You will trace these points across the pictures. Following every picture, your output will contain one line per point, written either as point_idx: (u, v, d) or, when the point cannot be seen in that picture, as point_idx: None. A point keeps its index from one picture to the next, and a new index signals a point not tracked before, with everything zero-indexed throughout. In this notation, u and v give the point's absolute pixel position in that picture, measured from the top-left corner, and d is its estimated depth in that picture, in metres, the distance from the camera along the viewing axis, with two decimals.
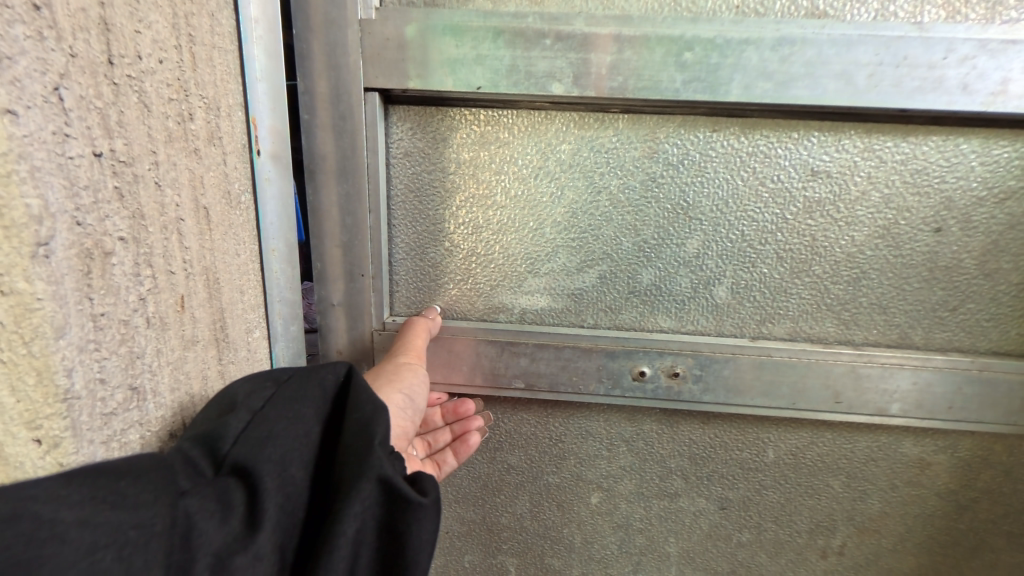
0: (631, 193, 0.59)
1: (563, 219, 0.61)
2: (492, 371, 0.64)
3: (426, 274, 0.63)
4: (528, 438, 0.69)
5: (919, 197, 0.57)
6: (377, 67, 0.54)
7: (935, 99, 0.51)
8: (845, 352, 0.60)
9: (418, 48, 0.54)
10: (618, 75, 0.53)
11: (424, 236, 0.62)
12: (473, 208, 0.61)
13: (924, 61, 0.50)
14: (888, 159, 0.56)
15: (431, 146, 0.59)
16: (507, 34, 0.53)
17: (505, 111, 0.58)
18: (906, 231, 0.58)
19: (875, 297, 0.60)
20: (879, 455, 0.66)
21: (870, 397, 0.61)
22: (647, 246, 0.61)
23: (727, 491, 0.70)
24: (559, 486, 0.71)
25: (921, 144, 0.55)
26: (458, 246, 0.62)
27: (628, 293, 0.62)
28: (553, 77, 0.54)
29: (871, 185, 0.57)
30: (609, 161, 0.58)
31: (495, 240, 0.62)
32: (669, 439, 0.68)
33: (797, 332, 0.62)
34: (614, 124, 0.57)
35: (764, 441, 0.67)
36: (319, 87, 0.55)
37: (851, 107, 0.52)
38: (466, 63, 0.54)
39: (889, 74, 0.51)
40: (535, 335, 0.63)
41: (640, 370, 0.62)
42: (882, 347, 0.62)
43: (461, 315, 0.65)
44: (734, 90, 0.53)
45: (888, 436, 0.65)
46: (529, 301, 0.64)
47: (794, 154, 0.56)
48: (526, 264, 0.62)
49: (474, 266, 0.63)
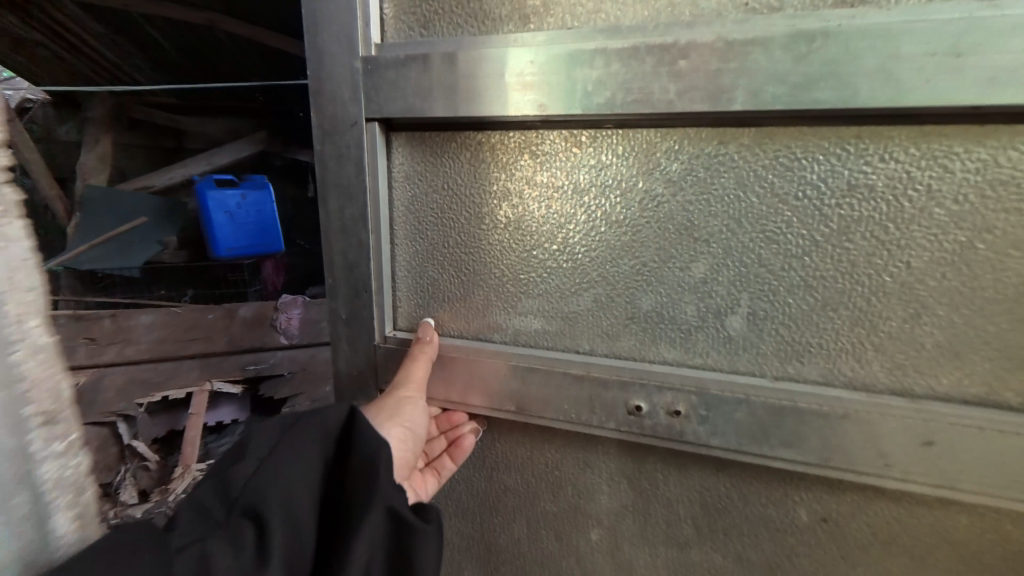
0: (626, 213, 0.57)
1: (558, 240, 0.61)
2: (486, 389, 0.66)
3: (428, 289, 0.69)
4: (522, 462, 0.71)
5: (1006, 214, 0.45)
6: (375, 101, 0.62)
7: (1017, 91, 0.40)
8: (896, 404, 0.49)
9: (422, 80, 0.59)
10: (606, 89, 0.52)
11: (430, 255, 0.68)
12: (472, 228, 0.65)
13: (996, 48, 0.40)
14: (956, 169, 0.45)
15: (432, 168, 0.65)
16: (499, 59, 0.56)
17: (498, 130, 0.61)
18: (985, 258, 0.46)
19: (943, 339, 0.49)
20: (959, 538, 0.52)
21: (942, 465, 0.48)
22: (646, 269, 0.58)
23: (748, 551, 0.62)
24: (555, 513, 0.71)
25: (1004, 149, 0.44)
26: (459, 266, 0.67)
27: (626, 318, 0.60)
28: (539, 97, 0.55)
29: (931, 201, 0.46)
30: (604, 182, 0.57)
31: (495, 259, 0.65)
32: (676, 483, 0.63)
33: (831, 376, 0.53)
34: (608, 141, 0.56)
35: (794, 501, 0.58)
36: (328, 122, 0.65)
37: (896, 106, 0.43)
38: (459, 93, 0.58)
39: (947, 63, 0.41)
40: (528, 358, 0.64)
41: (636, 404, 0.59)
42: (959, 402, 0.49)
43: (459, 333, 0.69)
44: (738, 99, 0.48)
45: (970, 517, 0.51)
46: (524, 321, 0.65)
47: (822, 164, 0.49)
48: (521, 286, 0.64)
49: (472, 284, 0.67)
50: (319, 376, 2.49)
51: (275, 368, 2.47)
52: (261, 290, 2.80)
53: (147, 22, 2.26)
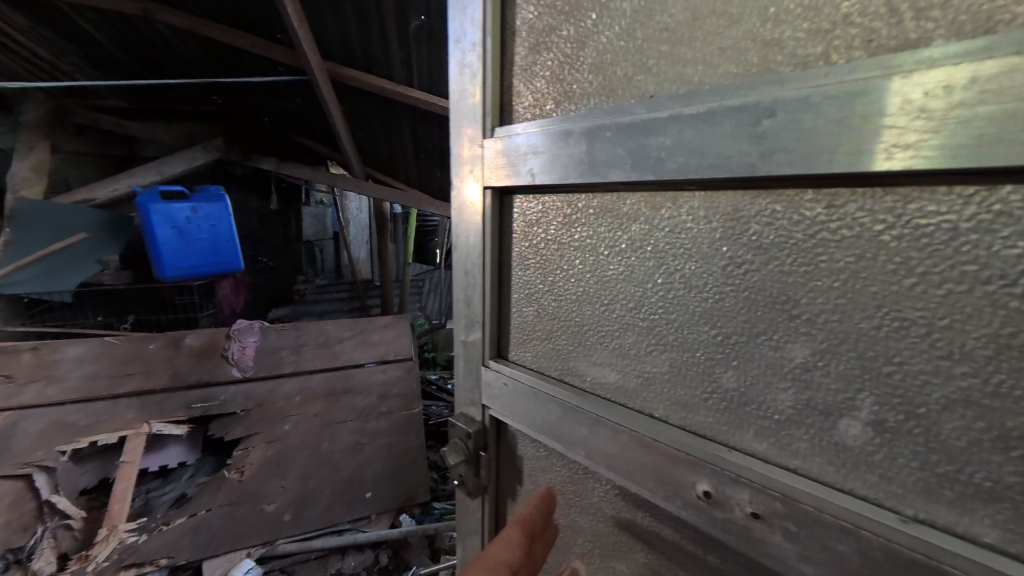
0: (708, 276, 0.65)
1: (633, 299, 0.75)
2: (561, 436, 0.86)
3: (522, 327, 0.98)
4: (598, 513, 0.87)
5: None
6: (494, 177, 0.93)
7: None
8: None
9: (516, 156, 0.87)
10: (678, 156, 0.62)
11: (524, 297, 0.96)
12: (552, 279, 0.89)
13: None
14: None
15: (528, 228, 0.93)
16: (582, 130, 0.74)
17: (583, 196, 0.80)
18: None
19: None
20: None
21: None
22: (729, 341, 0.64)
23: None
24: (593, 545, 0.90)
25: None
26: (544, 309, 0.92)
27: (705, 392, 0.67)
28: (614, 165, 0.70)
29: None
30: (687, 245, 0.67)
31: (575, 310, 0.86)
32: None
33: (1011, 545, 0.44)
34: (689, 204, 0.65)
35: None
36: (462, 194, 1.02)
37: None
38: (545, 161, 0.81)
39: None
40: (593, 408, 0.80)
41: (705, 489, 0.64)
42: None
43: (542, 371, 0.93)
44: (837, 159, 0.49)
45: None
46: (596, 372, 0.83)
47: (1006, 237, 0.43)
48: (599, 336, 0.82)
49: (555, 328, 0.90)
50: (276, 416, 3.07)
51: (227, 405, 3.00)
52: (213, 315, 3.58)
53: (80, 13, 2.57)
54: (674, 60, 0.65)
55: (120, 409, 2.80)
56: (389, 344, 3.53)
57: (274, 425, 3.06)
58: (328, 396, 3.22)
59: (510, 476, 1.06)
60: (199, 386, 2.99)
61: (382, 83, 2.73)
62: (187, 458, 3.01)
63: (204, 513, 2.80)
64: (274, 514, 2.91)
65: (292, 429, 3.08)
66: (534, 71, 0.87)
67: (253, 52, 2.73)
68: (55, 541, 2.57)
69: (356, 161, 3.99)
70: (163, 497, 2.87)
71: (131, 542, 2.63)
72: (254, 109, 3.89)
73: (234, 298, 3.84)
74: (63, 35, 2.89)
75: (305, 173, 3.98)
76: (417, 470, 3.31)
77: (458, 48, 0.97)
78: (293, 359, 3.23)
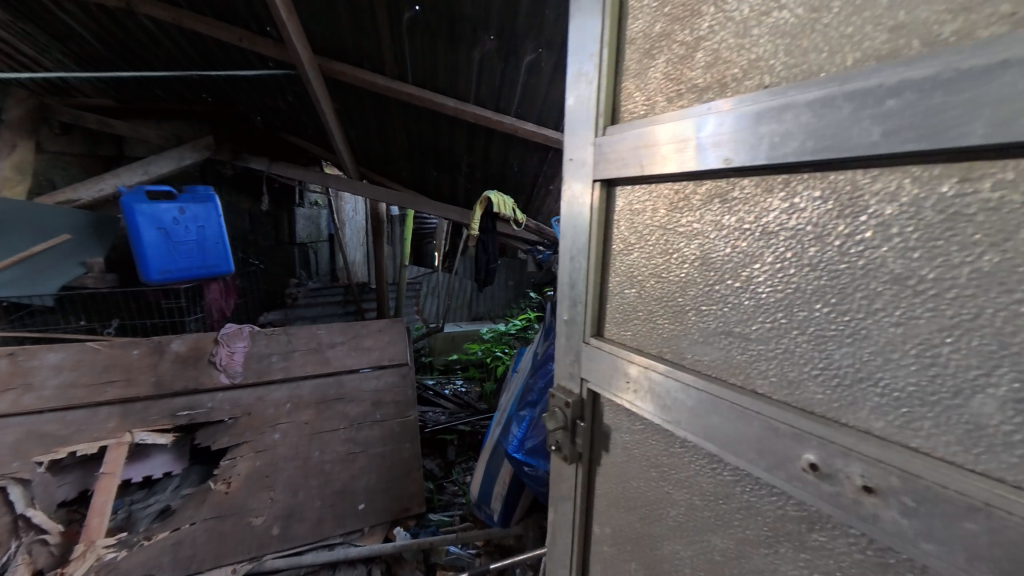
0: (823, 254, 0.62)
1: (738, 277, 0.74)
2: (664, 407, 0.87)
3: (622, 308, 1.01)
4: (695, 486, 0.84)
5: None
6: (602, 168, 1.00)
7: None
8: None
9: (625, 149, 0.93)
10: (792, 142, 0.62)
11: (625, 279, 1.00)
12: (656, 260, 0.91)
13: None
14: None
15: (632, 215, 0.97)
16: (699, 118, 0.76)
17: (690, 182, 0.81)
18: None
19: None
20: None
21: None
22: (841, 320, 0.60)
23: None
24: (688, 518, 0.86)
25: None
26: (645, 290, 0.94)
27: (814, 370, 0.64)
28: (721, 152, 0.72)
29: None
30: (798, 222, 0.65)
31: (676, 290, 0.86)
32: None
33: None
34: (804, 183, 0.63)
35: None
36: (573, 185, 1.11)
37: None
38: (654, 153, 0.86)
39: None
40: (693, 382, 0.80)
41: (811, 463, 0.61)
42: None
43: (640, 348, 0.95)
44: (974, 136, 0.46)
45: None
46: (695, 354, 0.83)
47: None
48: (698, 315, 0.82)
49: (654, 308, 0.92)
50: (264, 424, 2.96)
51: (213, 413, 2.89)
52: (201, 319, 3.48)
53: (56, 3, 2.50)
54: (788, 52, 0.65)
55: (101, 417, 2.69)
56: (383, 349, 3.42)
57: (263, 435, 2.95)
58: (319, 404, 3.12)
59: (601, 441, 1.09)
60: (184, 394, 2.88)
61: (373, 79, 2.70)
62: (173, 468, 2.91)
63: (187, 527, 2.68)
64: (260, 528, 2.81)
65: (281, 438, 2.97)
66: (648, 77, 0.92)
67: (239, 46, 2.66)
68: (30, 557, 2.44)
69: (349, 161, 3.88)
70: (146, 510, 2.74)
71: (109, 559, 2.48)
72: (242, 108, 3.80)
73: (224, 300, 3.69)
74: (43, 29, 2.82)
75: (296, 173, 3.88)
76: (411, 480, 3.21)
77: (576, 63, 1.08)
78: (283, 364, 3.13)
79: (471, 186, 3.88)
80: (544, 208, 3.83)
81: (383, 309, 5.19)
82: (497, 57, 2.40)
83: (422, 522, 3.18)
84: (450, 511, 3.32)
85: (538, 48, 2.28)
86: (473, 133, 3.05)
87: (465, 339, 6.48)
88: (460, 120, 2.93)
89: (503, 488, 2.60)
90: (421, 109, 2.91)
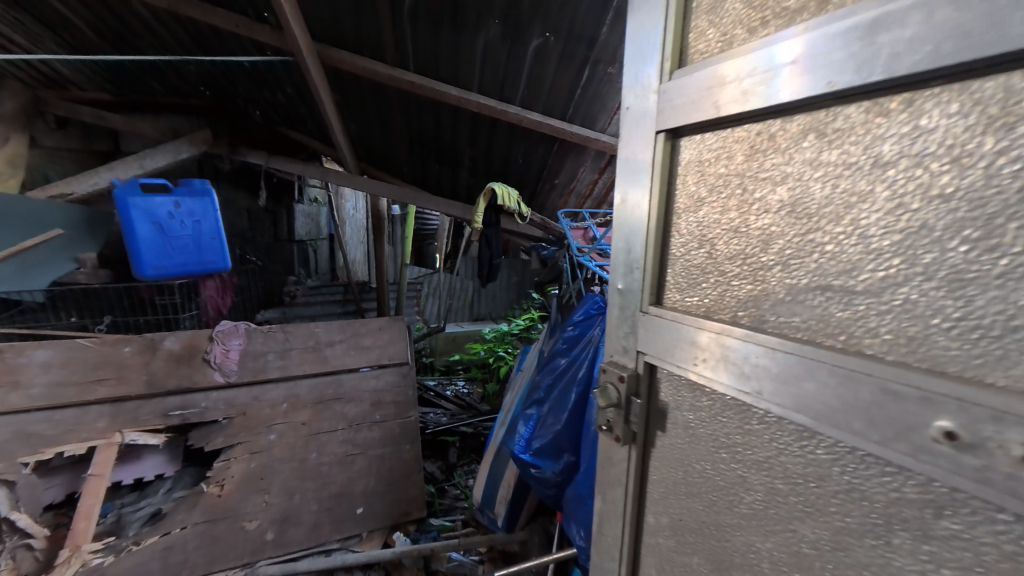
0: (963, 180, 0.52)
1: (841, 220, 0.64)
2: (742, 378, 0.77)
3: (688, 271, 0.92)
4: (780, 466, 0.73)
5: None
6: (667, 118, 0.93)
7: None
8: None
9: (697, 92, 0.85)
10: (924, 48, 0.52)
11: (691, 240, 0.91)
12: (730, 214, 0.82)
13: None
14: None
15: (702, 167, 0.88)
16: (794, 40, 0.67)
17: (778, 117, 0.72)
18: None
19: None
20: None
21: None
22: (988, 257, 0.50)
23: None
24: (770, 505, 0.75)
25: None
26: (716, 249, 0.86)
27: (946, 322, 0.53)
28: (826, 73, 0.62)
29: None
30: (926, 145, 0.55)
31: (757, 245, 0.77)
32: None
33: None
34: (935, 98, 0.54)
35: None
36: (631, 142, 1.03)
37: None
38: (734, 90, 0.77)
39: None
40: (781, 345, 0.70)
41: (945, 430, 0.50)
42: None
43: (710, 314, 0.86)
44: None
45: None
46: (781, 316, 0.73)
47: None
48: (786, 271, 0.72)
49: (728, 268, 0.83)
50: (260, 424, 2.86)
51: (207, 413, 2.79)
52: (196, 316, 3.39)
53: None
54: None
55: (90, 417, 2.58)
56: (383, 348, 3.31)
57: (259, 436, 2.84)
58: (316, 404, 3.01)
59: (659, 420, 0.99)
60: (177, 393, 2.77)
61: (373, 66, 2.61)
62: (165, 470, 2.80)
63: (177, 532, 2.56)
64: (254, 533, 2.69)
65: (277, 439, 2.86)
66: (721, 11, 0.84)
67: (235, 32, 2.57)
68: (14, 563, 2.33)
69: (349, 156, 3.81)
70: (137, 513, 2.64)
71: (95, 565, 2.37)
72: (241, 101, 3.73)
73: (221, 298, 3.63)
74: (35, 17, 2.74)
75: (295, 168, 3.80)
76: (411, 484, 3.10)
77: (637, 8, 1.00)
78: (280, 363, 3.02)
79: (473, 181, 3.79)
80: (549, 204, 3.74)
81: (383, 308, 5.10)
82: (502, 43, 2.32)
83: (423, 527, 3.06)
84: (452, 515, 3.20)
85: (545, 33, 2.19)
86: (477, 123, 2.96)
87: (467, 339, 6.37)
88: (462, 111, 2.85)
89: (507, 491, 2.49)
90: (424, 99, 2.83)
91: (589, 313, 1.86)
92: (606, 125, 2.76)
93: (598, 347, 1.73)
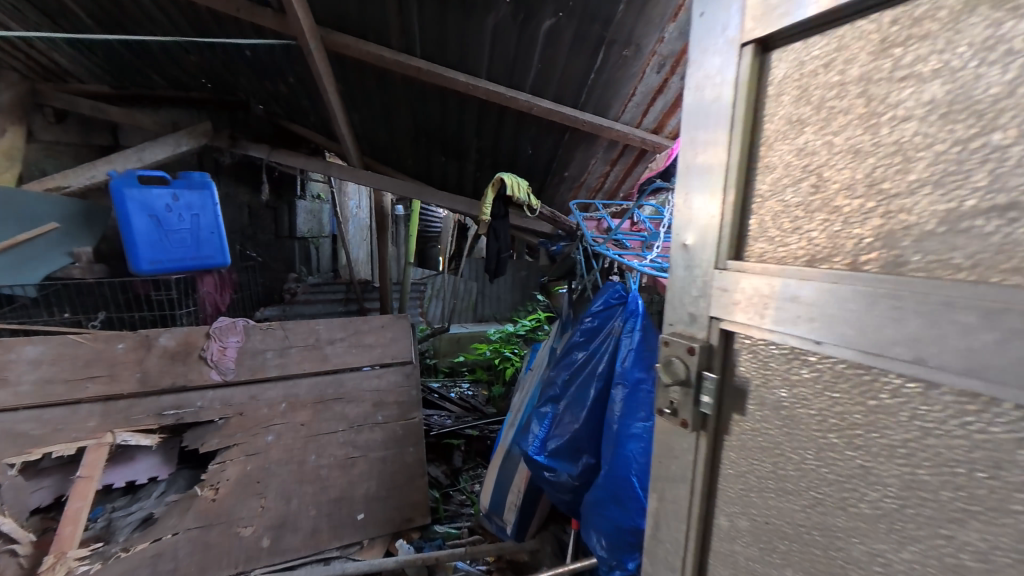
0: None
1: None
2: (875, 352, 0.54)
3: (778, 215, 0.69)
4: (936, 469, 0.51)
5: None
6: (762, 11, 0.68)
7: None
8: None
9: None
10: None
11: (786, 174, 0.68)
12: (856, 131, 0.59)
13: None
14: None
15: (809, 75, 0.65)
16: None
17: None
18: None
19: None
20: None
21: None
22: None
23: None
24: (906, 502, 0.54)
25: None
26: (827, 180, 0.63)
27: None
28: None
29: None
30: None
31: (900, 165, 0.55)
32: None
33: None
34: None
35: None
36: (702, 54, 0.78)
37: None
38: None
39: None
40: (947, 297, 0.48)
41: None
42: None
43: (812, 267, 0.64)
44: None
45: None
46: (940, 260, 0.51)
47: None
48: (956, 193, 0.50)
49: (846, 202, 0.60)
50: (257, 424, 2.73)
51: (203, 414, 2.66)
52: (194, 313, 3.29)
53: None
54: None
55: (80, 416, 2.46)
56: (385, 347, 3.18)
57: (256, 437, 2.71)
58: (316, 404, 2.89)
59: (740, 403, 0.74)
60: (171, 391, 2.65)
61: (378, 52, 2.51)
62: (159, 472, 2.69)
63: (168, 538, 2.42)
64: (249, 540, 2.55)
65: (275, 441, 2.73)
66: None
67: (236, 17, 2.48)
68: None
69: (353, 150, 3.72)
70: (127, 518, 2.51)
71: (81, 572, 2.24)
72: (242, 93, 3.66)
73: (219, 295, 3.52)
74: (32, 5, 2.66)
75: (297, 162, 3.70)
76: (415, 488, 2.96)
77: None
78: (278, 361, 2.90)
79: (480, 175, 3.69)
80: (558, 197, 3.63)
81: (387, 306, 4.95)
82: (513, 24, 2.20)
83: (427, 533, 2.92)
84: (457, 522, 3.06)
85: (558, 12, 2.07)
86: (485, 112, 2.85)
87: (471, 340, 6.24)
88: (470, 98, 2.74)
89: (517, 497, 2.35)
90: (430, 86, 2.73)
91: (608, 303, 1.71)
92: (620, 112, 2.64)
93: (619, 340, 1.60)
